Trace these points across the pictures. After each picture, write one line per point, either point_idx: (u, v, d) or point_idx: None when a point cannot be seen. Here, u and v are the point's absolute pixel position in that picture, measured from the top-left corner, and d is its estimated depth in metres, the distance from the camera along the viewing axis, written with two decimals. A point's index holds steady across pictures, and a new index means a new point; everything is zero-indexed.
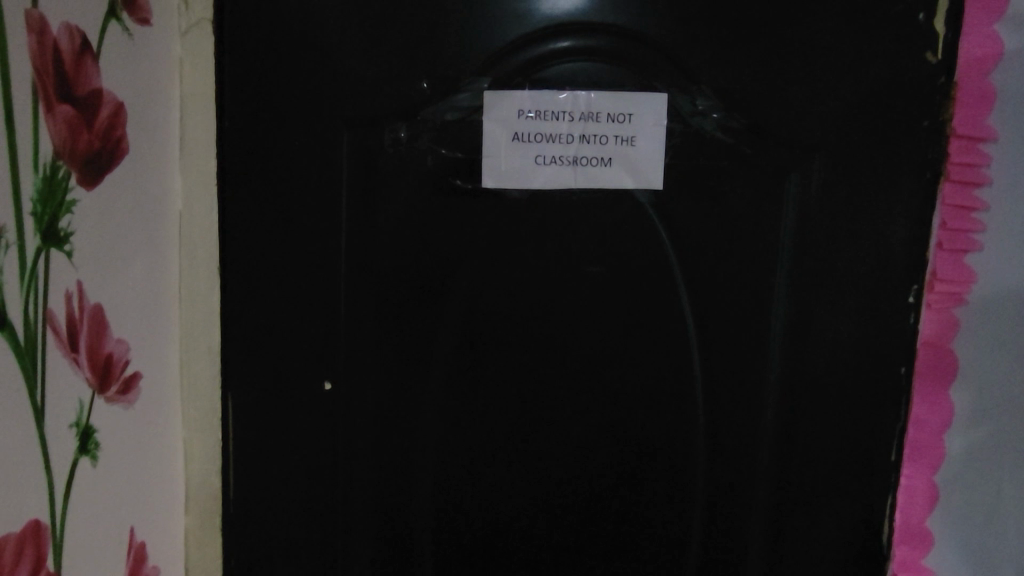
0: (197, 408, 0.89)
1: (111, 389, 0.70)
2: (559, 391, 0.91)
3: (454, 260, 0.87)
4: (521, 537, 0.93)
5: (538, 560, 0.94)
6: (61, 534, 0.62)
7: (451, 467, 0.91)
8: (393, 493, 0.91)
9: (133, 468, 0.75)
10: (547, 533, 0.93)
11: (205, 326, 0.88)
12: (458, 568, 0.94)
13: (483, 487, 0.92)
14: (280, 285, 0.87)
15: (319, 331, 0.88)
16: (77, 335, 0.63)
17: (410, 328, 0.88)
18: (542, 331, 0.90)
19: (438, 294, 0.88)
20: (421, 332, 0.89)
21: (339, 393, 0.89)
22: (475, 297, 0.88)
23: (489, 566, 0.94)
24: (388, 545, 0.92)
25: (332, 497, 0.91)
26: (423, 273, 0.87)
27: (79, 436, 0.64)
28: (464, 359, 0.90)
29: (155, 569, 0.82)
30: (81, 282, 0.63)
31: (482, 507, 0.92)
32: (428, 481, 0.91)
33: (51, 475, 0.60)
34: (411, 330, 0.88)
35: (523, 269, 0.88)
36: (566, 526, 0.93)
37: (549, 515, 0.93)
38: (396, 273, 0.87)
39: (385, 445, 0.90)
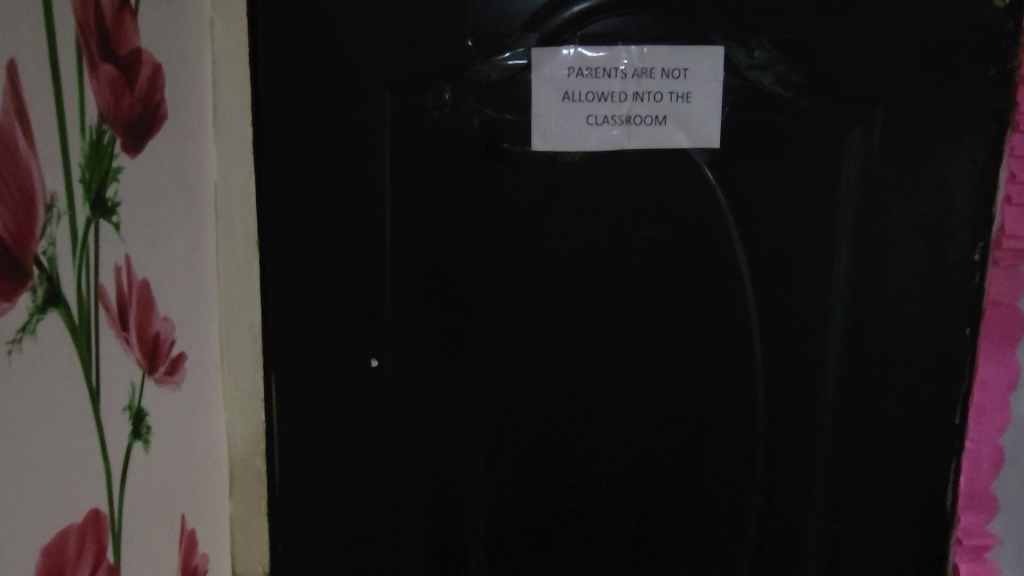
0: (238, 389, 0.86)
1: (160, 370, 0.66)
2: (614, 363, 0.87)
3: (503, 229, 0.84)
4: (576, 516, 0.90)
5: (593, 537, 0.91)
6: (119, 524, 0.59)
7: (503, 446, 0.88)
8: (444, 474, 0.88)
9: (184, 454, 0.72)
10: (602, 512, 0.91)
11: (244, 303, 0.84)
12: (513, 547, 0.91)
13: (536, 465, 0.89)
14: (321, 260, 0.83)
15: (364, 306, 0.84)
16: (127, 313, 0.59)
17: (458, 301, 0.85)
18: (595, 301, 0.86)
19: (487, 265, 0.84)
20: (470, 305, 0.85)
21: (386, 370, 0.85)
22: (525, 266, 0.85)
23: (543, 544, 0.91)
24: (438, 525, 0.89)
25: (380, 476, 0.88)
26: (471, 242, 0.84)
27: (132, 419, 0.60)
28: (515, 332, 0.86)
29: (204, 557, 0.79)
30: (129, 257, 0.59)
31: (535, 486, 0.89)
32: (479, 460, 0.88)
33: (109, 462, 0.57)
34: (460, 302, 0.85)
35: (574, 236, 0.84)
36: (622, 502, 0.90)
37: (604, 492, 0.90)
38: (442, 244, 0.83)
39: (434, 425, 0.87)
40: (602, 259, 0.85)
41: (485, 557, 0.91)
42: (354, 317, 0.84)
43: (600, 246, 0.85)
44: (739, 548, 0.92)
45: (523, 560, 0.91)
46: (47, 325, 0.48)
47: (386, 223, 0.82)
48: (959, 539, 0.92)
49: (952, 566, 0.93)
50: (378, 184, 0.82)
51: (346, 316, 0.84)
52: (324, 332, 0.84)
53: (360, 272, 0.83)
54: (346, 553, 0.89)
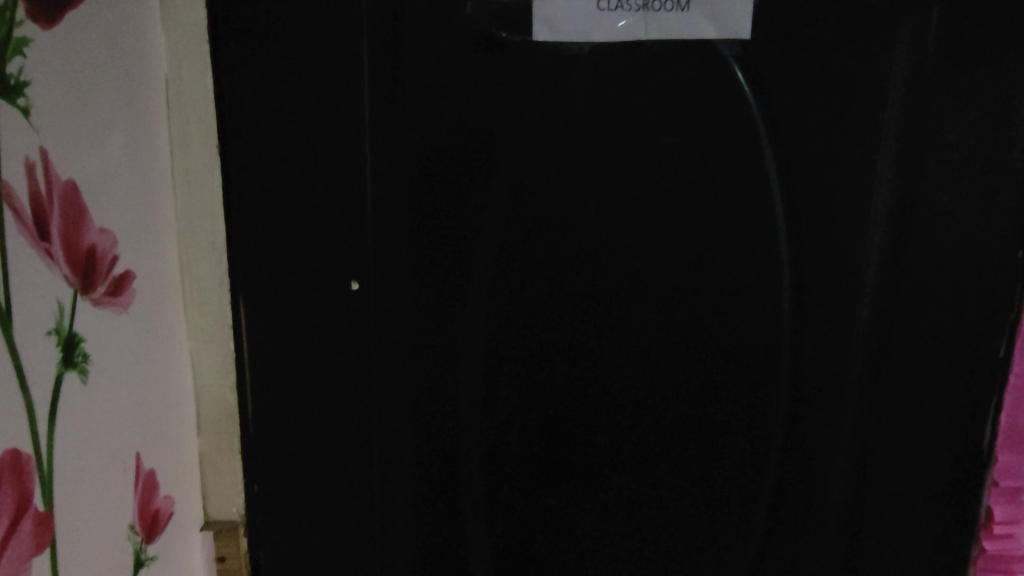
0: (203, 316, 0.76)
1: (98, 290, 0.56)
2: (623, 288, 0.78)
3: (501, 134, 0.73)
4: (579, 457, 0.83)
5: (598, 477, 0.83)
6: (49, 466, 0.51)
7: (500, 380, 0.80)
8: (435, 410, 0.80)
9: (136, 387, 0.64)
10: (608, 451, 0.83)
11: (205, 218, 0.74)
12: (512, 488, 0.83)
13: (536, 401, 0.81)
14: (292, 170, 0.72)
15: (342, 223, 0.73)
16: (46, 219, 0.49)
17: (450, 217, 0.75)
18: (604, 218, 0.76)
19: (482, 175, 0.74)
20: (463, 222, 0.75)
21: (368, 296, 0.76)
22: (524, 177, 0.75)
23: (544, 485, 0.83)
24: (430, 463, 0.81)
25: (365, 414, 0.79)
26: (463, 148, 0.73)
27: (62, 343, 0.51)
28: (513, 253, 0.77)
29: (167, 500, 0.71)
30: (46, 150, 0.49)
31: (534, 424, 0.81)
32: (473, 394, 0.80)
33: (29, 393, 0.48)
34: (452, 219, 0.75)
35: (583, 142, 0.74)
36: (630, 442, 0.82)
37: (611, 429, 0.82)
38: (431, 151, 0.73)
39: (425, 355, 0.78)
40: (613, 169, 0.75)
41: (482, 499, 0.83)
42: (329, 236, 0.74)
43: (612, 154, 0.74)
44: (755, 494, 0.84)
45: (523, 501, 0.83)
46: None
47: (365, 125, 0.71)
48: (995, 481, 0.80)
49: (985, 511, 0.81)
50: (355, 80, 0.70)
51: (320, 235, 0.74)
52: (296, 252, 0.74)
53: (337, 184, 0.72)
54: (325, 501, 0.81)
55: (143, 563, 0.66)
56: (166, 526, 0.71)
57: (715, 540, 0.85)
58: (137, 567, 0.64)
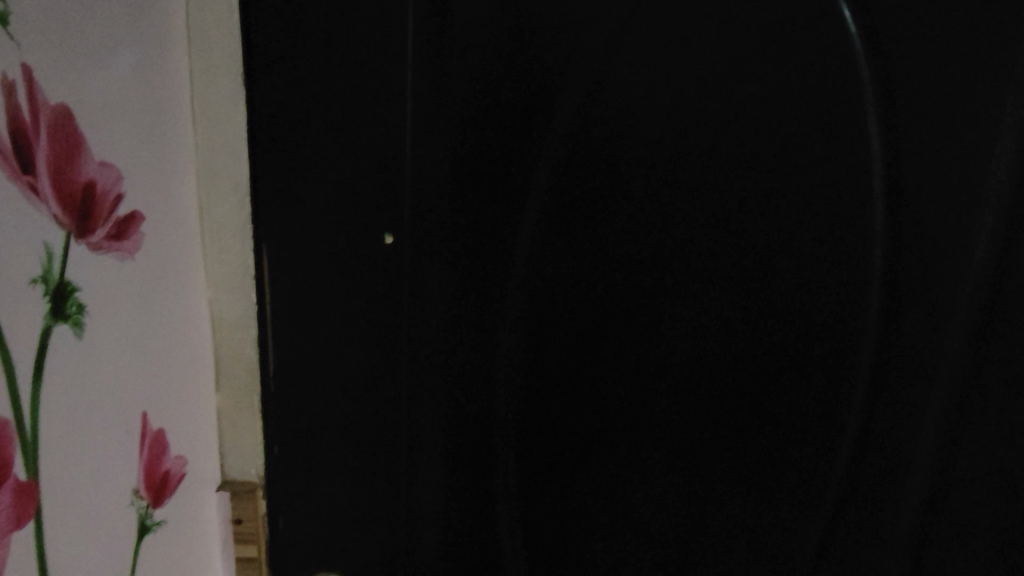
0: (224, 263, 0.70)
1: (98, 234, 0.50)
2: (691, 261, 0.68)
3: (563, 75, 0.64)
4: (624, 446, 0.73)
5: (643, 473, 0.74)
6: (35, 428, 0.45)
7: (541, 353, 0.72)
8: (470, 381, 0.72)
9: (143, 341, 0.58)
10: (657, 444, 0.73)
11: (229, 155, 0.67)
12: (551, 472, 0.75)
13: (581, 381, 0.72)
14: (326, 105, 0.64)
15: (379, 168, 0.65)
16: (30, 150, 0.43)
17: (500, 167, 0.67)
18: (676, 177, 0.66)
19: (536, 120, 0.65)
20: (514, 173, 0.67)
21: (402, 255, 0.68)
22: (582, 125, 0.65)
23: (583, 475, 0.74)
24: (461, 439, 0.74)
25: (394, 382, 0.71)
26: (518, 88, 0.65)
27: (50, 295, 0.45)
28: (565, 210, 0.68)
29: (181, 460, 0.66)
30: (30, 68, 0.42)
31: (577, 406, 0.73)
32: (510, 367, 0.72)
33: (7, 350, 0.42)
34: (500, 170, 0.67)
35: (658, 85, 0.64)
36: (682, 436, 0.72)
37: (662, 420, 0.72)
38: (483, 89, 0.64)
39: (462, 320, 0.71)
40: (690, 118, 0.64)
41: (516, 482, 0.75)
42: (360, 183, 0.65)
43: (691, 101, 0.64)
44: (815, 505, 0.73)
45: (561, 488, 0.75)
46: None
47: (408, 56, 0.63)
48: None
49: None
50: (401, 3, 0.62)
51: (349, 181, 0.65)
52: (325, 200, 0.66)
53: (374, 123, 0.64)
54: (343, 476, 0.73)
55: (149, 529, 0.61)
56: (177, 490, 0.66)
57: (768, 551, 0.75)
58: (141, 534, 0.59)
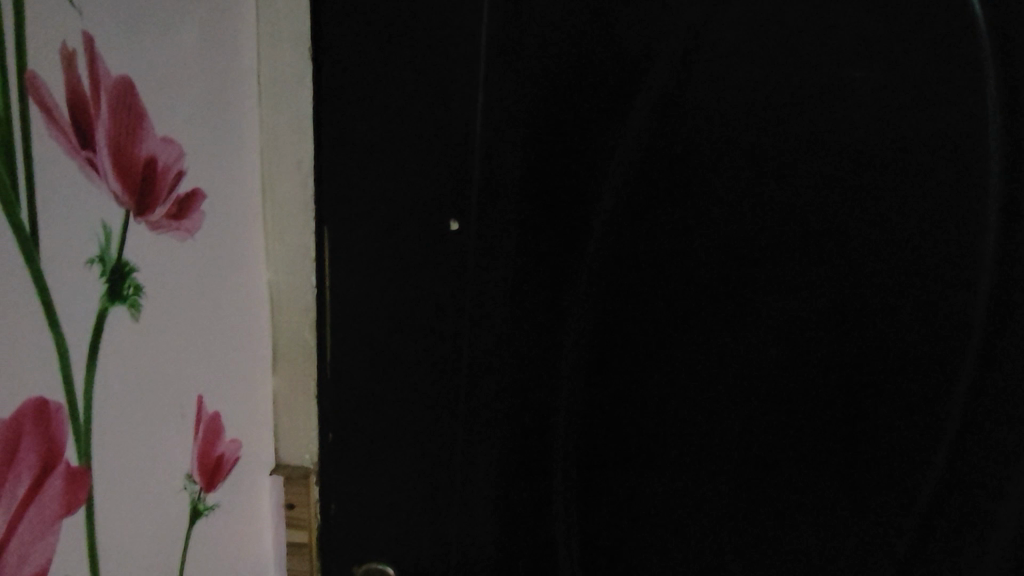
0: (283, 244, 0.68)
1: (158, 212, 0.48)
2: (781, 259, 0.62)
3: (653, 50, 0.59)
4: (696, 460, 0.67)
5: (713, 496, 0.68)
6: (86, 414, 0.43)
7: (608, 356, 0.65)
8: (530, 382, 0.66)
9: (200, 323, 0.56)
10: (731, 460, 0.67)
11: (293, 132, 0.65)
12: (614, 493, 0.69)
13: (651, 387, 0.66)
14: (397, 78, 0.60)
15: (450, 147, 0.61)
16: (90, 123, 0.40)
17: (575, 150, 0.61)
18: (769, 166, 0.60)
19: (618, 99, 0.60)
20: (590, 157, 0.61)
21: (467, 239, 0.64)
22: (667, 106, 0.60)
23: (650, 497, 0.68)
24: (518, 454, 0.68)
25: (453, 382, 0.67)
26: (601, 64, 0.59)
27: (107, 275, 0.43)
28: (643, 200, 0.62)
29: (235, 444, 0.64)
30: (90, 35, 0.40)
31: (646, 415, 0.66)
32: (573, 370, 0.66)
33: (61, 334, 0.40)
34: (576, 153, 0.61)
35: (756, 64, 0.58)
36: (761, 452, 0.66)
37: (740, 433, 0.66)
38: (561, 63, 0.59)
39: (525, 325, 0.65)
40: (788, 102, 0.59)
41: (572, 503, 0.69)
42: (427, 161, 0.62)
43: (792, 82, 0.58)
44: (901, 538, 0.67)
45: (623, 509, 0.69)
46: None
47: (484, 27, 0.59)
48: None
49: None
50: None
51: (417, 160, 0.62)
52: (392, 179, 0.63)
53: (447, 99, 0.60)
54: (395, 468, 0.70)
55: (201, 514, 0.59)
56: (230, 474, 0.64)
57: None
58: (193, 519, 0.58)
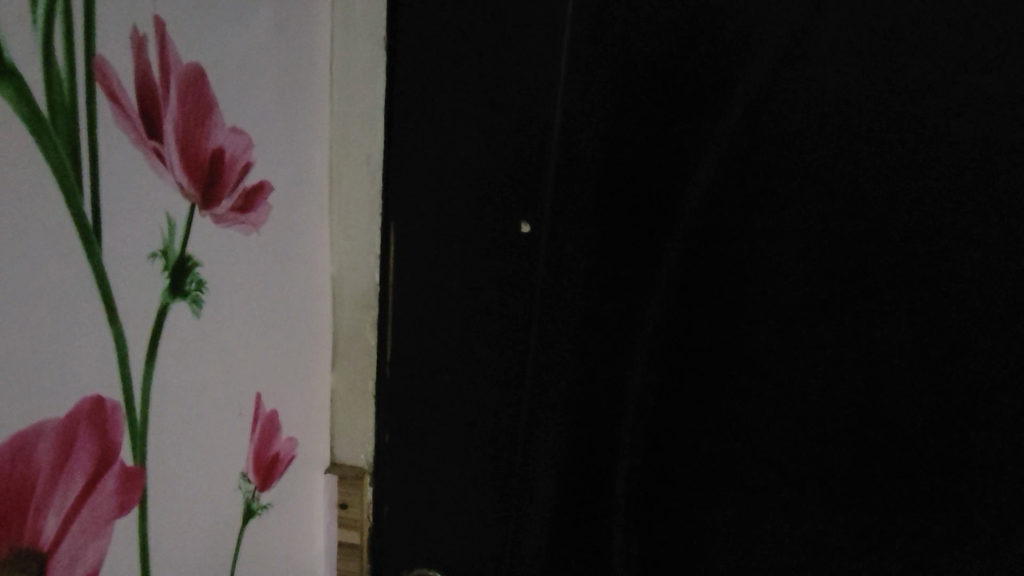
0: (348, 239, 0.66)
1: (223, 205, 0.46)
2: (876, 273, 0.57)
3: (755, 44, 0.53)
4: (768, 482, 0.63)
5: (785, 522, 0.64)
6: (143, 412, 0.42)
7: (678, 370, 0.61)
8: (595, 396, 0.62)
9: (260, 318, 0.54)
10: (808, 483, 0.62)
11: (363, 124, 0.63)
12: (678, 518, 0.65)
13: (726, 404, 0.61)
14: (473, 69, 0.58)
15: (524, 142, 0.58)
16: (157, 113, 0.39)
17: (659, 150, 0.56)
18: (868, 174, 0.55)
19: (712, 97, 0.54)
20: (675, 158, 0.56)
21: (536, 240, 0.60)
22: (763, 107, 0.54)
23: (717, 522, 0.64)
24: (580, 472, 0.65)
25: (517, 389, 0.64)
26: (695, 57, 0.54)
27: (168, 269, 0.42)
28: (729, 207, 0.57)
29: (291, 443, 0.63)
30: (161, 21, 0.38)
31: (718, 437, 0.62)
32: (643, 386, 0.61)
33: (120, 330, 0.39)
34: (659, 153, 0.56)
35: (867, 63, 0.53)
36: (837, 476, 0.62)
37: (820, 456, 0.62)
38: (649, 56, 0.54)
39: (594, 339, 0.61)
40: (899, 106, 0.53)
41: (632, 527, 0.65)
42: (499, 156, 0.59)
43: (905, 84, 0.53)
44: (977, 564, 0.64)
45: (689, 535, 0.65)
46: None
47: (568, 15, 0.55)
48: None
49: None
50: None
51: (488, 154, 0.59)
52: (462, 174, 0.60)
53: (524, 92, 0.57)
54: (451, 471, 0.68)
55: (254, 514, 0.58)
56: (285, 472, 0.63)
57: None
58: (247, 518, 0.57)
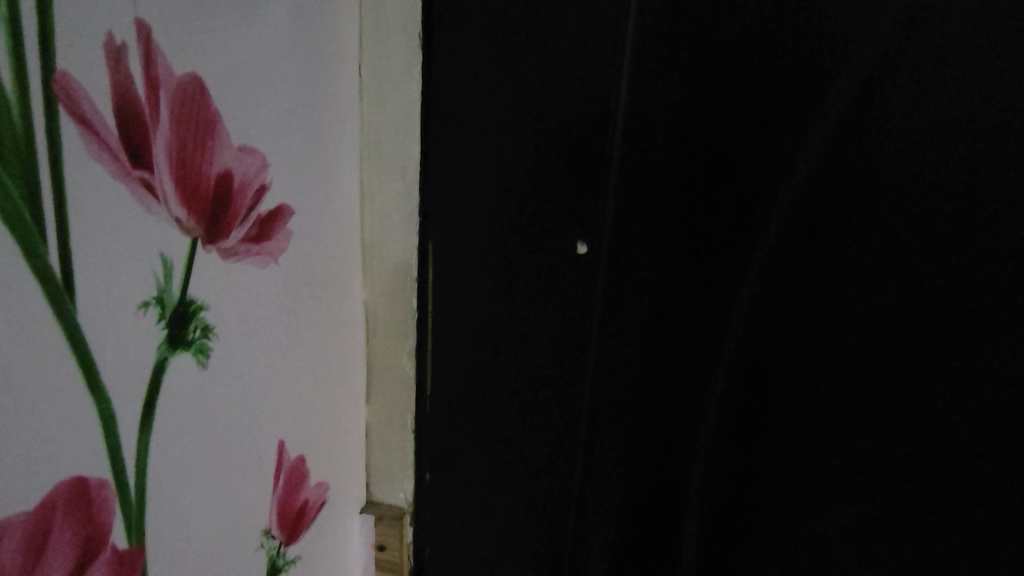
0: (383, 261, 0.59)
1: (233, 237, 0.40)
2: (1012, 314, 0.45)
3: (869, 26, 0.43)
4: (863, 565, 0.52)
5: None
6: (140, 486, 0.36)
7: (758, 419, 0.51)
8: (663, 437, 0.55)
9: (283, 358, 0.48)
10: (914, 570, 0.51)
11: (399, 134, 0.56)
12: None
13: (817, 464, 0.51)
14: (523, 63, 0.50)
15: (584, 149, 0.50)
16: (147, 137, 0.32)
17: (743, 155, 0.47)
18: (1006, 186, 0.44)
19: (810, 91, 0.45)
20: (762, 165, 0.47)
21: (594, 264, 0.52)
22: (874, 103, 0.44)
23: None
24: (642, 530, 0.56)
25: (572, 436, 0.56)
26: (789, 41, 0.44)
27: (165, 320, 0.35)
28: (824, 226, 0.47)
29: (321, 488, 0.57)
30: (148, 28, 0.31)
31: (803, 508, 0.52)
32: (714, 433, 0.52)
33: (104, 396, 0.32)
34: (743, 160, 0.47)
35: (1010, 48, 0.42)
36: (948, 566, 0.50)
37: (929, 536, 0.50)
38: (733, 42, 0.45)
39: (659, 382, 0.53)
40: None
41: None
42: (552, 163, 0.51)
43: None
44: None
45: None
46: None
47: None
48: None
49: None
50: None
51: (541, 161, 0.51)
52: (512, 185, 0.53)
53: (584, 89, 0.49)
54: (497, 521, 0.61)
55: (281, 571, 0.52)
56: (315, 520, 0.56)
57: None
58: None
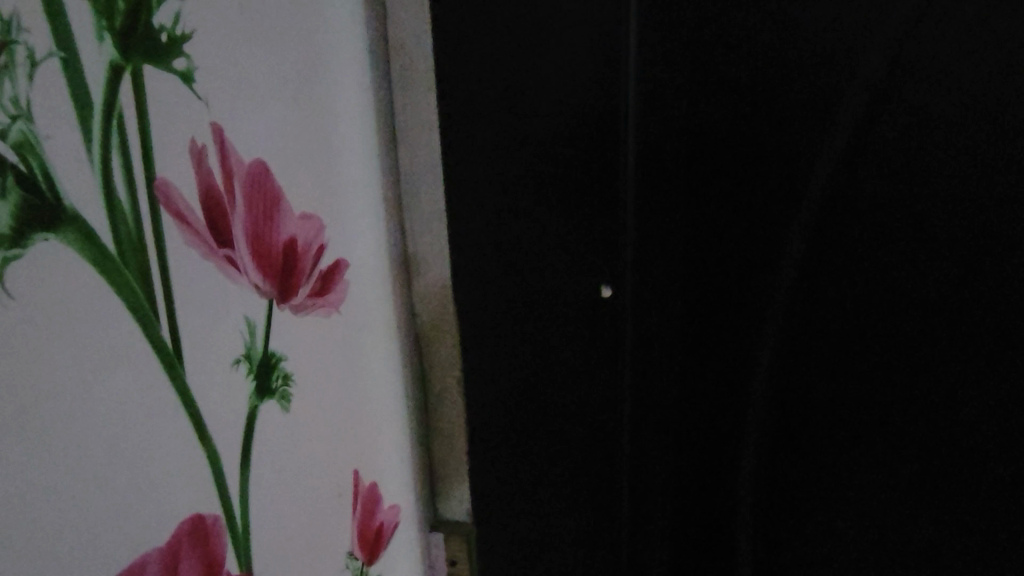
0: (428, 299, 0.64)
1: (301, 293, 0.45)
2: (1010, 270, 0.54)
3: (854, 31, 0.51)
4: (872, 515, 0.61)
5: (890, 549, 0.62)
6: (245, 516, 0.41)
7: (790, 400, 0.59)
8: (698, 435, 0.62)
9: (351, 394, 0.53)
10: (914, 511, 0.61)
11: (430, 183, 0.61)
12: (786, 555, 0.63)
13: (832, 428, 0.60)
14: (538, 89, 0.56)
15: (598, 185, 0.57)
16: (227, 219, 0.38)
17: (741, 182, 0.56)
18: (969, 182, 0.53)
19: (813, 91, 0.52)
20: (777, 159, 0.54)
21: (622, 265, 0.57)
22: (876, 100, 0.51)
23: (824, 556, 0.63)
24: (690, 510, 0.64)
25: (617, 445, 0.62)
26: (787, 50, 0.52)
27: (255, 372, 0.41)
28: (841, 207, 0.54)
29: (393, 509, 0.61)
30: (221, 127, 0.37)
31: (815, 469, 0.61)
32: (755, 410, 0.59)
33: (212, 441, 0.38)
34: (759, 157, 0.55)
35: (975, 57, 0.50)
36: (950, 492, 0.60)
37: (935, 469, 0.59)
38: (735, 68, 0.53)
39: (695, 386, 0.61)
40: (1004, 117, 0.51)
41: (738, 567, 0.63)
42: (575, 175, 0.57)
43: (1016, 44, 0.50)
44: None
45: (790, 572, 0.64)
46: (46, 261, 0.27)
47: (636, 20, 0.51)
48: None
49: None
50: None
51: (561, 174, 0.57)
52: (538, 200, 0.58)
53: (594, 112, 0.55)
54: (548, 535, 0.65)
55: None
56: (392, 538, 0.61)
57: None
58: None
